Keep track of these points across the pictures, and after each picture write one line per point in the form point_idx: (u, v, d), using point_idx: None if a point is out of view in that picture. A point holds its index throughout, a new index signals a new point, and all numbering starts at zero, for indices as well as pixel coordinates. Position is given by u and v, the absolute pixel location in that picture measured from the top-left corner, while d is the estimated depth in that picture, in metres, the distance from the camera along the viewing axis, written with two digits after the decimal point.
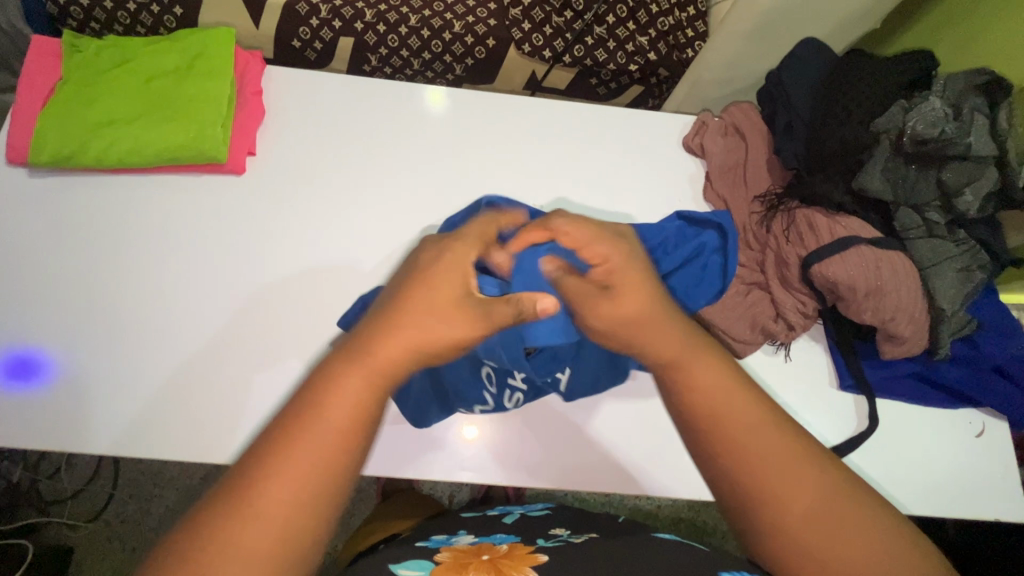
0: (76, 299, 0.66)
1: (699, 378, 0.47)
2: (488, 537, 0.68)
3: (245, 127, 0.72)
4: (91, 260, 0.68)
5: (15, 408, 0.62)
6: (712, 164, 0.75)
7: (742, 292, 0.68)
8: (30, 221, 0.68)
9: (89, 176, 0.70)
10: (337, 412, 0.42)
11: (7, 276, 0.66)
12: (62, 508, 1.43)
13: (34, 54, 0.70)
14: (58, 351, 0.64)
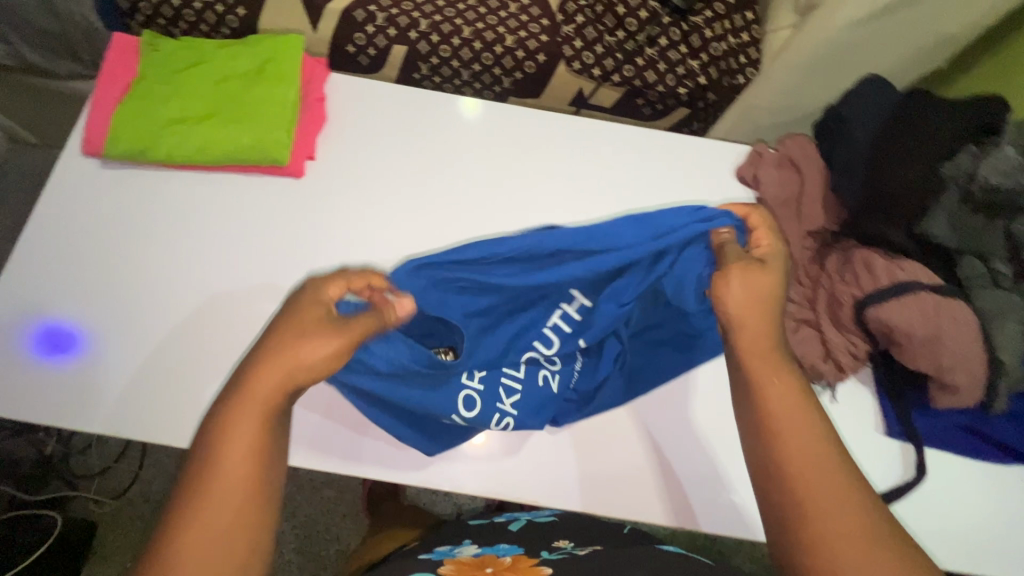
0: (114, 281, 0.68)
1: (766, 390, 0.54)
2: (492, 547, 0.68)
3: (307, 132, 0.73)
4: (134, 243, 0.70)
5: (37, 384, 0.63)
6: (766, 197, 0.74)
7: (790, 328, 0.67)
8: (86, 205, 0.71)
9: (155, 170, 0.72)
10: (234, 455, 0.47)
11: (62, 261, 0.68)
12: (89, 484, 1.47)
13: (113, 52, 0.73)
14: (91, 330, 0.66)
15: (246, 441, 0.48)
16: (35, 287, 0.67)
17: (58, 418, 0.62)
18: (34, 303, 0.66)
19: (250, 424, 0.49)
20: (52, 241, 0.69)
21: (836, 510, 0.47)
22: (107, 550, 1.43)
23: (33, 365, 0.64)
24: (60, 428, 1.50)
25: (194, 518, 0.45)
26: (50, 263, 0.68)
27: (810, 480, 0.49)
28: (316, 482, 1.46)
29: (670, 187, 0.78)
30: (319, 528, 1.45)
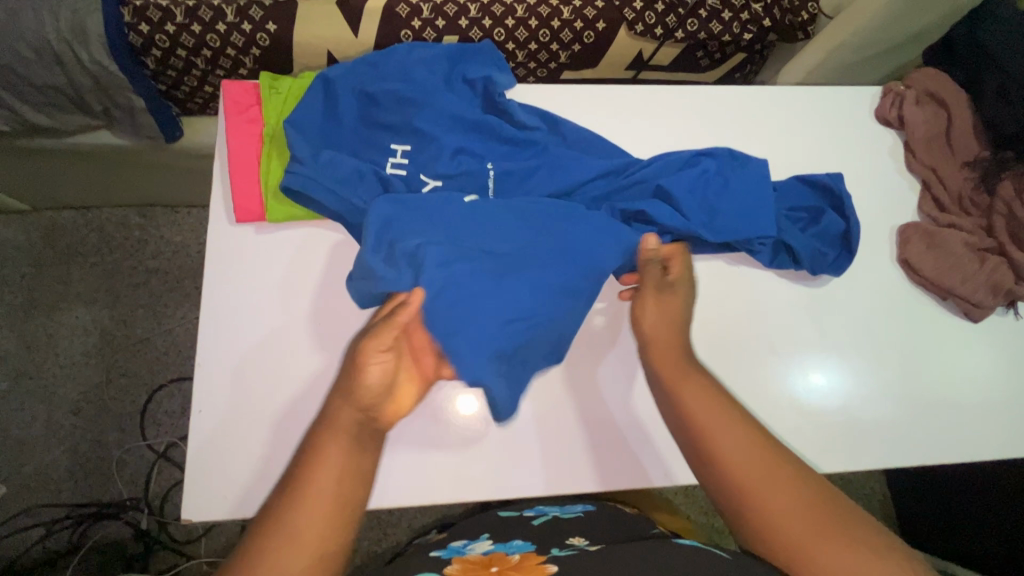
0: (260, 355, 0.63)
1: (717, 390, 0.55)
2: (504, 544, 0.61)
3: (465, 153, 0.67)
4: (264, 308, 0.64)
5: (261, 475, 0.60)
6: (916, 136, 0.76)
7: (977, 259, 0.70)
8: (222, 275, 0.64)
9: (296, 226, 0.66)
10: (321, 487, 0.45)
11: (237, 349, 0.63)
12: (197, 546, 1.40)
13: (233, 104, 0.66)
14: (251, 407, 0.61)
15: (331, 470, 0.46)
16: (212, 375, 0.61)
17: (220, 497, 0.59)
18: (222, 393, 0.61)
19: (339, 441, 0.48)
20: (213, 325, 0.63)
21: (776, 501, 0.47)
22: None
23: (234, 450, 0.60)
24: (150, 499, 1.41)
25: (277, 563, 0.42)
26: (232, 348, 0.62)
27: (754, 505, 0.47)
28: None
29: (649, 152, 0.75)
30: None
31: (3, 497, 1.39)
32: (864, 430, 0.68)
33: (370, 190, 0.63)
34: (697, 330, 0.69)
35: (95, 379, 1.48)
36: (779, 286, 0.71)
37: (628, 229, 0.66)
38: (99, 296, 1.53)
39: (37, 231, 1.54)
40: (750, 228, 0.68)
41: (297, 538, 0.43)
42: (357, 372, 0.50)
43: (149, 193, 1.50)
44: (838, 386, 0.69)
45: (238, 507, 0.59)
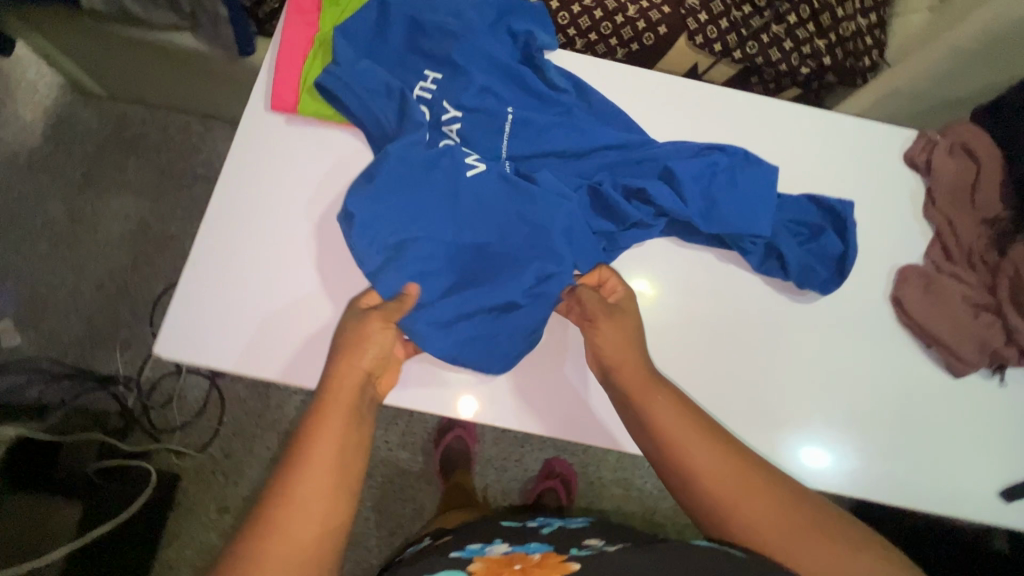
0: (259, 230, 0.68)
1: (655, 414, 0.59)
2: (522, 545, 0.65)
3: (491, 95, 0.70)
4: (275, 191, 0.69)
5: (234, 335, 0.65)
6: (940, 183, 0.75)
7: (970, 314, 0.69)
8: (246, 152, 0.70)
9: (322, 125, 0.71)
10: (321, 454, 0.52)
11: (241, 219, 0.68)
12: (171, 437, 1.46)
13: (295, 5, 0.72)
14: (238, 272, 0.67)
15: (332, 438, 0.53)
16: (212, 236, 0.67)
17: (190, 341, 0.64)
18: (219, 256, 0.67)
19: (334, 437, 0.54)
20: (226, 193, 0.68)
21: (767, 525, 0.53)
22: (188, 503, 1.43)
23: (214, 306, 0.65)
24: (141, 381, 1.49)
25: (288, 522, 0.48)
26: (236, 217, 0.68)
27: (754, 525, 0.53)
28: (392, 445, 1.45)
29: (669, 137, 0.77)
30: (393, 491, 1.42)
31: (18, 346, 1.50)
32: (809, 451, 0.68)
33: (393, 106, 0.68)
34: (670, 313, 0.70)
35: (123, 262, 1.58)
36: (764, 291, 0.72)
37: (625, 203, 0.69)
38: (146, 189, 1.64)
39: (109, 118, 1.67)
40: (746, 226, 0.69)
41: (304, 504, 0.49)
42: (360, 346, 0.60)
43: (213, 105, 1.60)
44: (795, 399, 0.70)
45: (202, 355, 0.64)
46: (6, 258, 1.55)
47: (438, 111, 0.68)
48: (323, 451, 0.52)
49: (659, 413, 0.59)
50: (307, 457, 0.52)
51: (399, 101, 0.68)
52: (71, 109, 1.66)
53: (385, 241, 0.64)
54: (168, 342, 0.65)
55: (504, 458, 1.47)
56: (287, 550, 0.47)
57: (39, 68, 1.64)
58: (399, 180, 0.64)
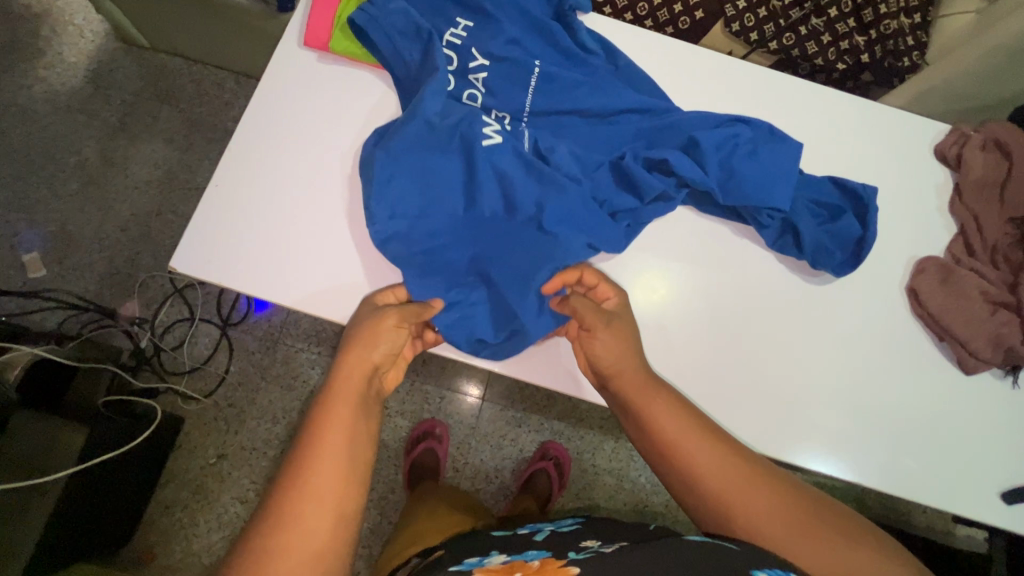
0: (281, 160, 0.70)
1: (660, 421, 0.59)
2: (519, 554, 0.61)
3: (519, 48, 0.70)
4: (300, 124, 0.71)
5: (247, 260, 0.67)
6: (968, 177, 0.73)
7: (987, 310, 0.67)
8: (276, 85, 0.71)
9: (351, 65, 0.72)
10: (332, 444, 0.54)
11: (264, 149, 0.70)
12: (179, 380, 1.51)
13: None
14: (258, 199, 0.68)
15: (340, 428, 0.55)
16: (236, 162, 0.69)
17: (207, 260, 0.67)
18: (241, 183, 0.69)
19: (342, 430, 0.55)
20: (254, 123, 0.70)
21: (787, 541, 0.52)
22: (190, 445, 1.48)
23: (232, 228, 0.67)
24: (155, 324, 1.53)
25: (303, 512, 0.50)
26: (260, 146, 0.70)
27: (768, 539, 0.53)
28: (391, 410, 1.46)
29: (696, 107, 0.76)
30: (389, 457, 1.44)
31: (42, 278, 1.54)
32: (801, 433, 0.68)
33: (423, 51, 0.68)
34: (674, 281, 0.70)
35: (149, 207, 1.62)
36: (775, 269, 0.71)
37: (649, 177, 0.69)
38: (177, 138, 1.67)
39: (148, 68, 1.70)
40: (767, 199, 0.68)
41: (315, 494, 0.51)
42: (373, 340, 0.61)
43: (248, 61, 1.62)
44: (796, 381, 0.69)
45: (217, 274, 0.67)
46: (38, 192, 1.60)
47: (465, 58, 0.69)
48: (335, 441, 0.54)
49: (655, 411, 0.59)
50: (319, 449, 0.53)
51: (428, 46, 0.68)
52: (112, 55, 1.70)
53: (399, 208, 0.65)
54: (186, 259, 0.67)
55: (500, 436, 1.48)
56: (298, 544, 0.49)
57: (87, 13, 1.69)
58: (418, 145, 0.66)
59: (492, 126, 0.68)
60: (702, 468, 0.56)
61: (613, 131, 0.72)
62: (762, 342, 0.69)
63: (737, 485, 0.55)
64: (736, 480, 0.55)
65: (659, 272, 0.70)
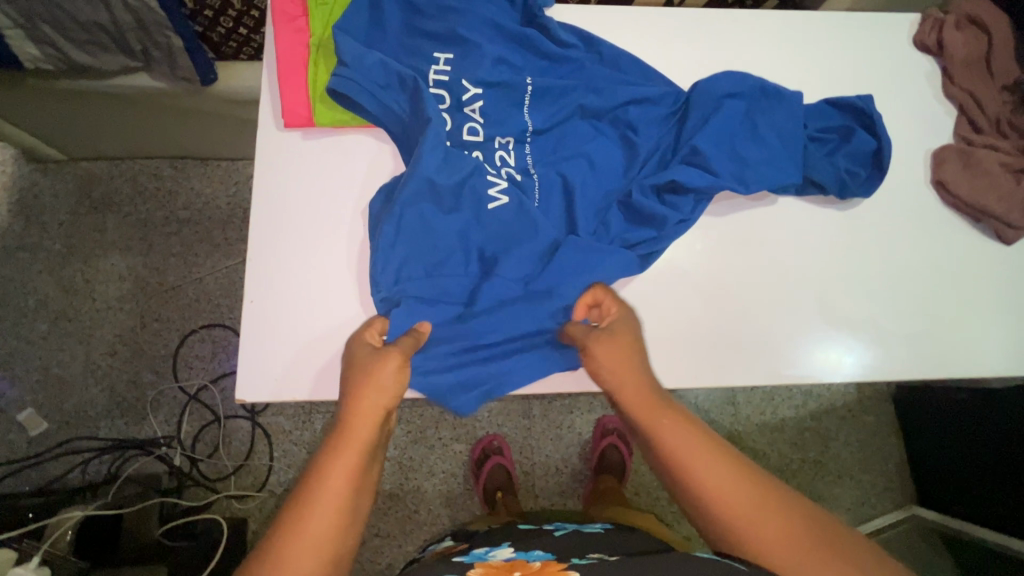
0: (304, 253, 0.65)
1: (664, 438, 0.53)
2: (525, 551, 0.60)
3: (505, 66, 0.68)
4: (311, 210, 0.66)
5: (305, 366, 0.63)
6: (955, 60, 0.75)
7: (1011, 180, 0.70)
8: (273, 178, 0.67)
9: (342, 133, 0.68)
10: (331, 497, 0.49)
11: (284, 248, 0.65)
12: (227, 483, 1.45)
13: (282, 14, 0.68)
14: (296, 301, 0.64)
15: (342, 480, 0.50)
16: (261, 271, 0.64)
17: (270, 379, 0.62)
18: (273, 289, 0.64)
19: (344, 478, 0.50)
20: (264, 225, 0.65)
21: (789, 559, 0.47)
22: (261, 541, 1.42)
23: (282, 339, 0.63)
24: (183, 438, 1.47)
25: None
26: (278, 245, 0.65)
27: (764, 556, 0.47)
28: (446, 439, 1.45)
29: (690, 78, 0.74)
30: (460, 485, 1.44)
31: (47, 431, 1.44)
32: (878, 355, 0.69)
33: (412, 102, 0.64)
34: (719, 251, 0.69)
35: (131, 323, 1.52)
36: (810, 214, 0.71)
37: (658, 205, 0.66)
38: (132, 243, 1.55)
39: (74, 180, 1.56)
40: (775, 178, 0.67)
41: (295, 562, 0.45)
42: (379, 370, 0.55)
43: (179, 144, 1.51)
44: (867, 304, 0.70)
45: (286, 391, 0.62)
46: (8, 345, 1.48)
47: (455, 90, 0.66)
48: (332, 492, 0.49)
49: (666, 436, 0.53)
50: (313, 505, 0.48)
51: (415, 93, 0.64)
52: (31, 179, 1.55)
53: (398, 282, 0.61)
54: (247, 385, 0.62)
55: (557, 427, 1.48)
56: None
57: None
58: (434, 208, 0.63)
59: (505, 154, 0.66)
60: (700, 476, 0.51)
61: (626, 125, 0.69)
62: (823, 282, 0.70)
63: (743, 500, 0.49)
64: (744, 495, 0.50)
65: (707, 240, 0.69)
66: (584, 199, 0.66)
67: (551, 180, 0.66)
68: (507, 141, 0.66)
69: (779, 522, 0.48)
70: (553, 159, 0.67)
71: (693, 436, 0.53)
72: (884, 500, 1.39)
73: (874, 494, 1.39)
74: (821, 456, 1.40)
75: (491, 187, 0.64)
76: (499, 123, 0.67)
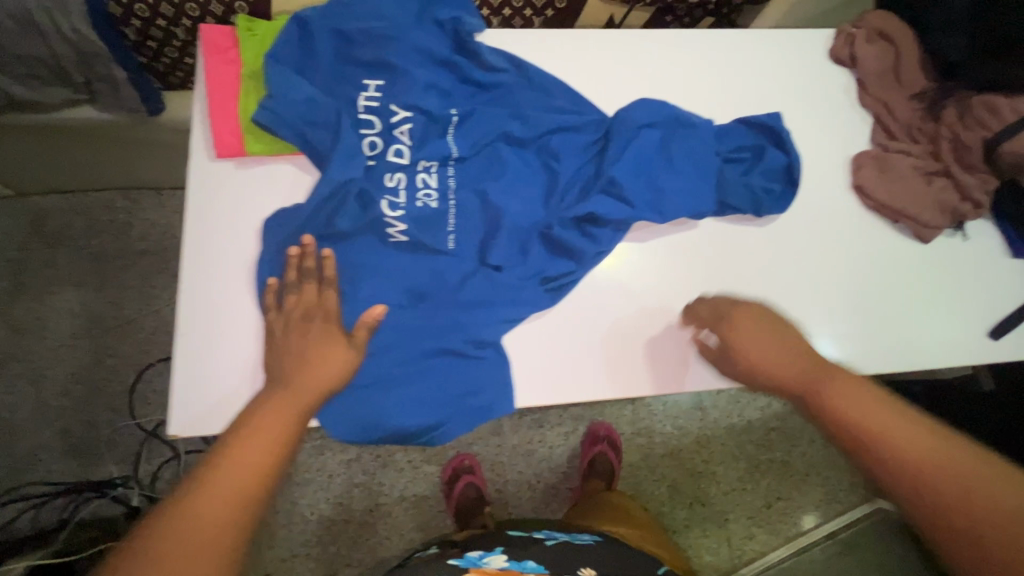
0: (240, 284, 0.65)
1: (843, 402, 0.54)
2: (519, 561, 0.68)
3: (435, 92, 0.69)
4: (244, 240, 0.66)
5: (237, 399, 0.62)
6: (867, 71, 0.80)
7: (923, 182, 0.74)
8: (206, 208, 0.66)
9: (274, 162, 0.68)
10: (265, 432, 0.53)
11: (220, 278, 0.65)
12: None
13: (212, 45, 0.69)
14: (229, 332, 0.64)
15: (274, 425, 0.54)
16: (194, 302, 0.64)
17: (203, 413, 0.61)
18: (208, 320, 0.63)
19: (280, 420, 0.54)
20: (198, 256, 0.65)
21: (991, 511, 0.45)
22: None
23: (217, 371, 0.62)
24: (141, 477, 1.41)
25: (184, 511, 0.46)
26: (214, 276, 0.65)
27: (963, 515, 0.45)
28: (415, 461, 1.42)
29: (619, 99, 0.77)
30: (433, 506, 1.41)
31: None
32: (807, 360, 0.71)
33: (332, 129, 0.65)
34: (648, 266, 0.71)
35: (86, 360, 1.46)
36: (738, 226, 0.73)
37: (578, 237, 0.68)
38: (84, 278, 1.51)
39: (21, 216, 1.52)
40: (689, 206, 0.70)
41: (217, 488, 0.48)
42: (320, 363, 0.58)
43: (131, 176, 1.48)
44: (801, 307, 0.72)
45: (221, 424, 0.62)
46: None
47: (380, 114, 0.67)
48: (267, 430, 0.53)
49: (832, 394, 0.55)
50: (247, 436, 0.52)
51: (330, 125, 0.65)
52: None
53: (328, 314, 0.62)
54: (177, 420, 0.61)
55: (528, 442, 1.47)
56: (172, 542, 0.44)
57: None
58: (362, 241, 0.65)
59: (427, 176, 0.68)
60: (888, 432, 0.51)
61: (548, 153, 0.72)
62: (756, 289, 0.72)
63: (925, 457, 0.49)
64: (934, 449, 0.49)
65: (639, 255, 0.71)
66: (507, 226, 0.68)
67: (475, 203, 0.68)
68: (430, 165, 0.68)
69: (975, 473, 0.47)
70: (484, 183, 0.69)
71: (864, 399, 0.54)
72: (851, 495, 1.44)
73: (841, 490, 1.44)
74: (788, 454, 1.46)
75: (408, 215, 0.66)
76: (428, 146, 0.68)
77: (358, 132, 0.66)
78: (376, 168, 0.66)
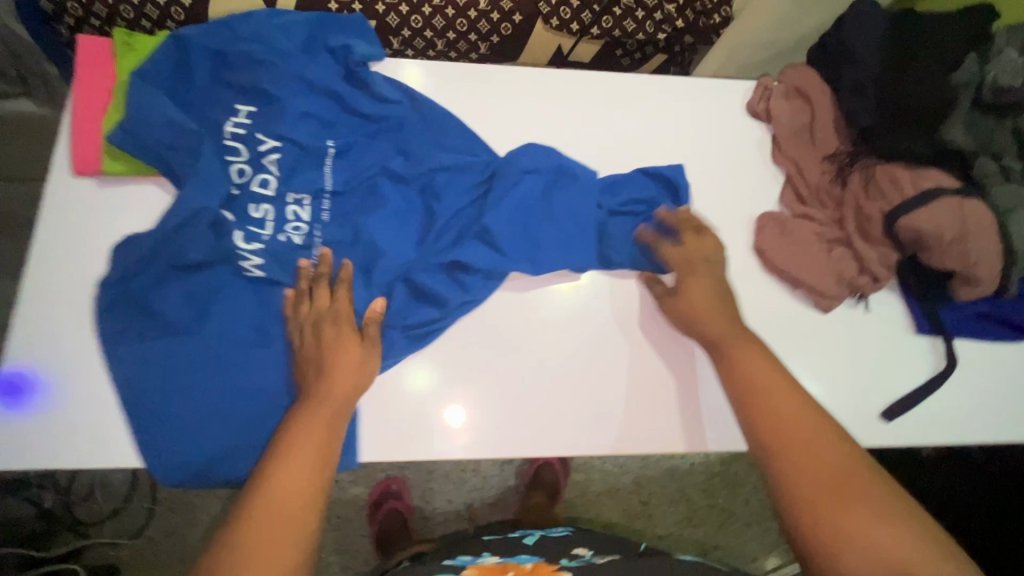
0: (76, 307, 0.61)
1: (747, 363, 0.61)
2: (513, 554, 0.70)
3: (313, 122, 0.67)
4: (89, 263, 0.63)
5: (55, 431, 0.58)
6: (780, 128, 0.76)
7: (824, 249, 0.71)
8: (55, 225, 0.63)
9: (134, 183, 0.65)
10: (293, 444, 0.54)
11: (55, 300, 0.61)
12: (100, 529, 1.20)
13: (85, 56, 0.66)
14: (56, 359, 0.60)
15: (307, 437, 0.55)
16: (24, 323, 0.60)
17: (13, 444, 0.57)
18: (36, 344, 0.60)
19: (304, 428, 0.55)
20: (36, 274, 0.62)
21: (815, 454, 0.54)
22: None
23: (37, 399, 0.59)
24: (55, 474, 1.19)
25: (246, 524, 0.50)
26: (50, 297, 0.61)
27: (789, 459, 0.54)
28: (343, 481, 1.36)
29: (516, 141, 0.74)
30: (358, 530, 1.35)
31: None
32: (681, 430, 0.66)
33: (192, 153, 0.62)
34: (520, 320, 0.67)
35: None
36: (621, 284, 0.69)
37: (445, 284, 0.65)
38: None
39: None
40: (570, 259, 0.67)
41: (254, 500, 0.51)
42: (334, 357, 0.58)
43: None
44: (713, 380, 0.67)
45: (32, 457, 0.58)
46: None
47: (250, 142, 0.64)
48: (301, 442, 0.54)
49: (749, 360, 0.61)
50: (282, 447, 0.54)
51: (191, 149, 0.62)
52: None
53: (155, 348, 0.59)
54: None
55: (461, 470, 1.40)
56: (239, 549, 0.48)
57: None
58: (217, 274, 0.62)
59: (297, 208, 0.65)
60: (759, 387, 0.59)
61: (430, 194, 0.69)
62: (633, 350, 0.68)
63: (787, 412, 0.57)
64: (793, 406, 0.57)
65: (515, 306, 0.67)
66: (372, 269, 0.65)
67: (344, 241, 0.65)
68: (301, 198, 0.65)
69: (816, 430, 0.55)
70: (353, 221, 0.66)
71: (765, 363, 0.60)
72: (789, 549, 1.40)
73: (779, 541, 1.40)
74: (728, 502, 1.40)
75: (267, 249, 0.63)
76: (299, 178, 0.65)
77: (224, 159, 0.64)
78: (238, 197, 0.63)
